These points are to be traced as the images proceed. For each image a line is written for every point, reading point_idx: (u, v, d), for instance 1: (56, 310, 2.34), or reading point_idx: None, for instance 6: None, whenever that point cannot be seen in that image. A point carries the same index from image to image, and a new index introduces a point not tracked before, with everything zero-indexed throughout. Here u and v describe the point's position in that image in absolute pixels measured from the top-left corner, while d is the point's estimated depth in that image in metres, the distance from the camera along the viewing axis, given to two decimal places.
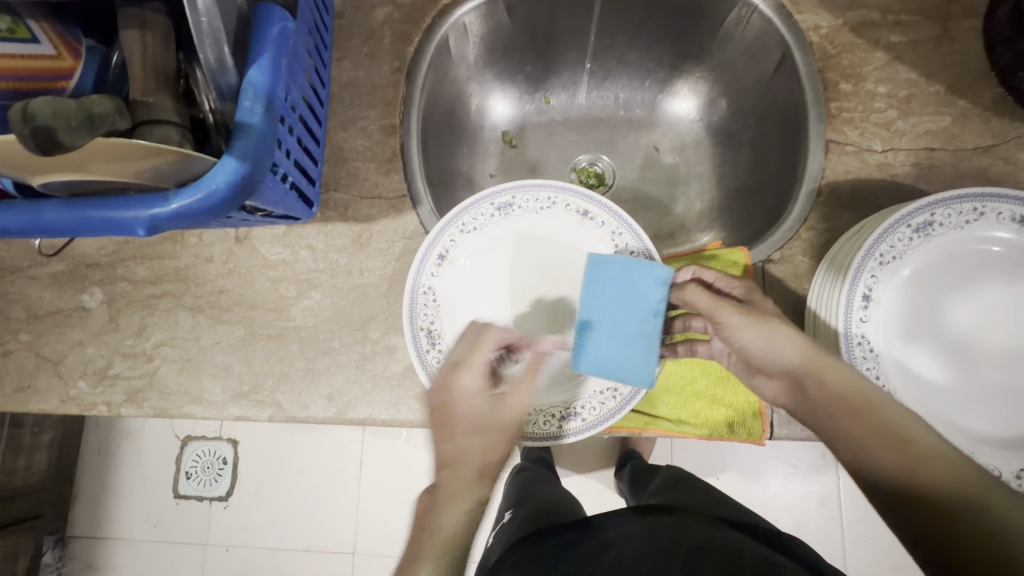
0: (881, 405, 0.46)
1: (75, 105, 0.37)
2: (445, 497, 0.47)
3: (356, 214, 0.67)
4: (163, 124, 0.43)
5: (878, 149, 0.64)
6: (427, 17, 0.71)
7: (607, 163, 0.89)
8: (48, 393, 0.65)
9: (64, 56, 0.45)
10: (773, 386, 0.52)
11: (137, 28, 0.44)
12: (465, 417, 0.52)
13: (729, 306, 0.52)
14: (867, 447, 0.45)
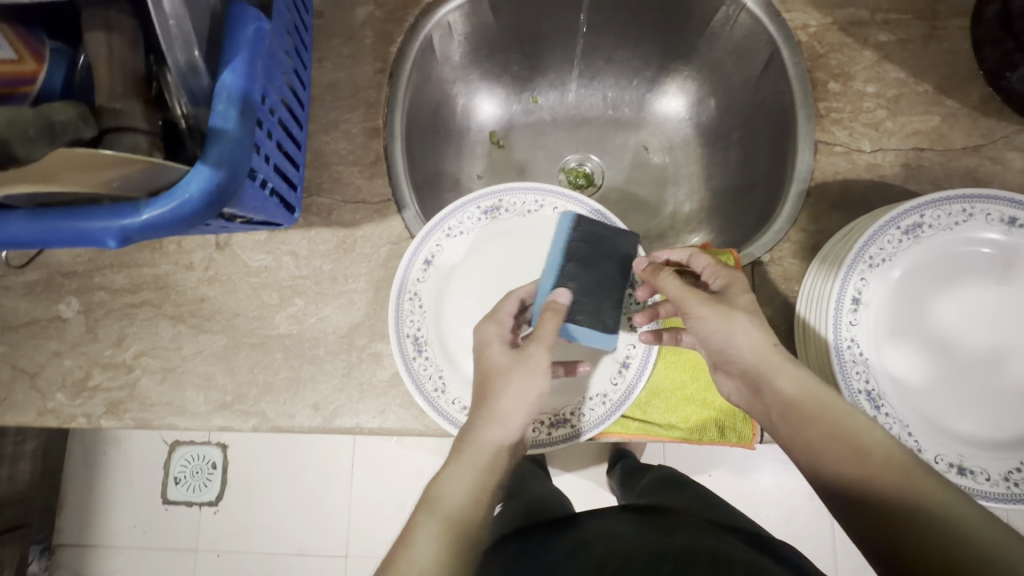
0: (837, 412, 0.47)
1: (32, 113, 0.37)
2: (454, 460, 0.49)
3: (340, 219, 0.66)
4: (130, 131, 0.42)
5: (867, 149, 0.64)
6: (411, 17, 0.70)
7: (596, 163, 0.88)
8: (24, 406, 0.63)
9: (26, 60, 0.43)
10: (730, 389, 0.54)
11: (102, 30, 0.43)
12: (495, 377, 0.53)
13: (698, 297, 0.53)
14: (816, 452, 0.47)
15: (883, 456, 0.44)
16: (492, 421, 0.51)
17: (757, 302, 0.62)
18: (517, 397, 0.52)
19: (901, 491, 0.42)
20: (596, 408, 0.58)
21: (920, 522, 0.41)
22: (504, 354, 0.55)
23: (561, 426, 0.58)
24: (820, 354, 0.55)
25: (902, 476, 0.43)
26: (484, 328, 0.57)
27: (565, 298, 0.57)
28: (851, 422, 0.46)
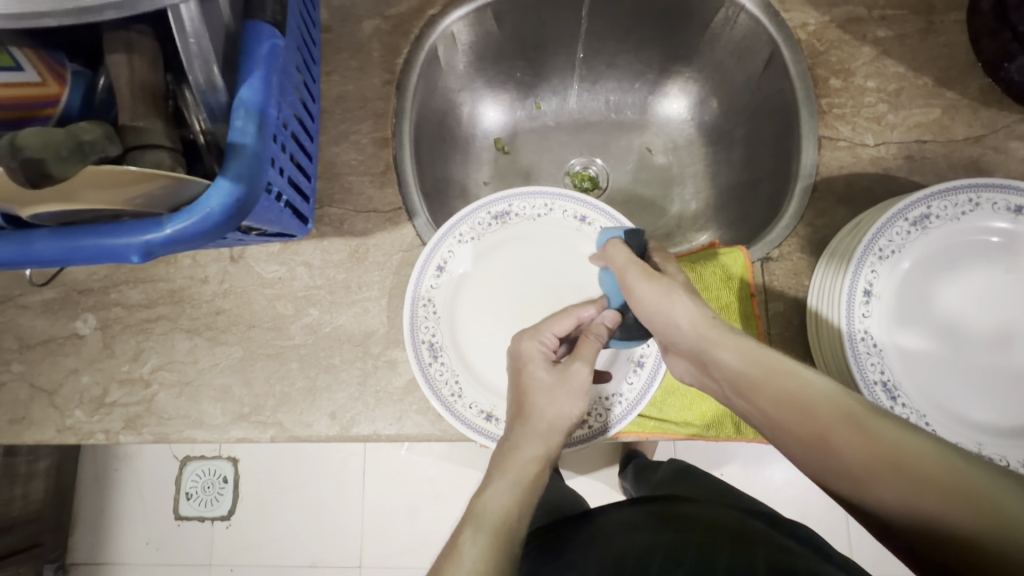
0: (779, 373, 0.45)
1: (62, 134, 0.37)
2: (497, 476, 0.51)
3: (352, 228, 0.66)
4: (153, 148, 0.43)
5: (870, 143, 0.64)
6: (415, 28, 0.71)
7: (601, 166, 0.89)
8: (44, 423, 0.64)
9: (49, 83, 0.44)
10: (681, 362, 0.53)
11: (123, 51, 0.43)
12: (541, 393, 0.55)
13: (637, 272, 0.54)
14: (774, 420, 0.44)
15: (837, 410, 0.41)
16: (534, 431, 0.53)
17: (768, 297, 0.63)
18: (558, 416, 0.54)
19: (862, 447, 0.39)
20: (612, 408, 0.58)
21: (888, 475, 0.38)
22: (546, 371, 0.56)
23: (577, 427, 0.58)
24: (834, 347, 0.55)
25: (859, 428, 0.40)
26: (527, 344, 0.59)
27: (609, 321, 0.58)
28: (795, 382, 0.44)
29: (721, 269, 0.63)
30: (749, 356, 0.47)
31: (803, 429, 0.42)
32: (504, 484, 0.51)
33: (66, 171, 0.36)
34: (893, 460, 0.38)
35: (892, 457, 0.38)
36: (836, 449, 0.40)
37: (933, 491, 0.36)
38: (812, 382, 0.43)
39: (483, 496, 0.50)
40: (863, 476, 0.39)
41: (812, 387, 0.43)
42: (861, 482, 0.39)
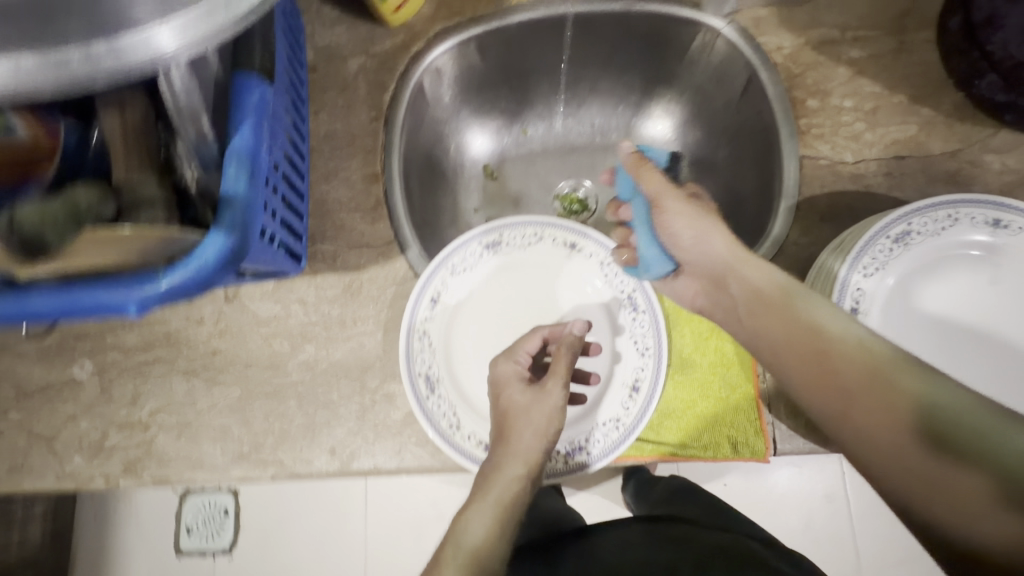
0: (796, 304, 0.50)
1: (58, 204, 0.41)
2: (479, 497, 0.55)
3: (345, 263, 0.67)
4: (146, 204, 0.44)
5: (850, 160, 0.66)
6: (401, 64, 0.73)
7: (589, 188, 0.90)
8: (43, 470, 0.64)
9: (41, 139, 0.45)
10: (693, 288, 0.59)
11: (117, 109, 0.45)
12: (517, 415, 0.57)
13: (673, 196, 0.60)
14: (784, 342, 0.49)
15: (842, 340, 0.46)
16: (512, 454, 0.55)
17: None
18: (533, 436, 0.56)
19: (860, 370, 0.44)
20: (609, 433, 0.59)
21: (877, 402, 0.42)
22: (522, 394, 0.59)
23: (576, 454, 0.59)
24: None
25: (860, 358, 0.44)
26: (502, 367, 0.61)
27: (579, 330, 0.61)
28: (805, 314, 0.49)
29: None
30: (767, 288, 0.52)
31: (803, 356, 0.47)
32: (487, 503, 0.55)
33: (55, 242, 0.39)
34: (885, 385, 0.42)
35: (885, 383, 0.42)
36: (834, 376, 0.45)
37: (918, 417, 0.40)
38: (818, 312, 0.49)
39: (465, 517, 0.54)
40: (852, 401, 0.43)
41: (823, 319, 0.48)
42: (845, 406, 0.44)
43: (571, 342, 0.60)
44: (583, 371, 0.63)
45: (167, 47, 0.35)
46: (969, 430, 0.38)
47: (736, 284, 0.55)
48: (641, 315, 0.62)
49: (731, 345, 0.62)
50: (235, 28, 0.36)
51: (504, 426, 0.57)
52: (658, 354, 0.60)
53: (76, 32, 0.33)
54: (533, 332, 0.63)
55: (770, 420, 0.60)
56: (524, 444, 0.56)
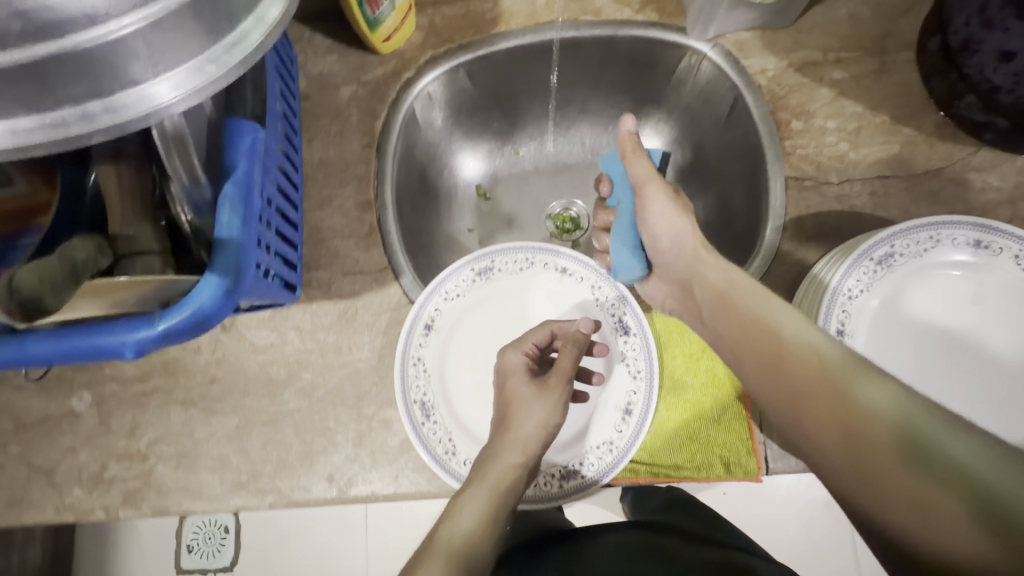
0: (748, 303, 0.50)
1: (55, 262, 0.40)
2: (476, 483, 0.55)
3: (340, 291, 0.68)
4: (144, 254, 0.46)
5: (835, 181, 0.67)
6: (392, 92, 0.74)
7: (581, 207, 0.91)
8: (43, 503, 0.64)
9: (40, 191, 0.46)
10: (662, 291, 0.62)
11: (112, 162, 0.47)
12: (519, 404, 0.60)
13: (658, 184, 0.62)
14: (738, 341, 0.49)
15: (804, 344, 0.45)
16: (512, 444, 0.57)
17: None
18: (533, 425, 0.58)
19: (810, 370, 0.43)
20: (603, 456, 0.60)
21: (829, 410, 0.41)
22: (526, 385, 0.61)
23: (571, 478, 0.59)
24: None
25: (817, 363, 0.43)
26: (509, 356, 0.63)
27: (586, 328, 0.62)
28: (768, 316, 0.48)
29: None
30: (732, 288, 0.52)
31: (762, 360, 0.47)
32: (484, 488, 0.55)
33: (61, 304, 0.39)
34: (838, 392, 0.41)
35: (839, 390, 0.41)
36: (790, 381, 0.44)
37: (871, 427, 0.38)
38: (784, 316, 0.48)
39: (459, 500, 0.54)
40: (807, 408, 0.42)
41: (786, 322, 0.47)
42: (800, 412, 0.43)
43: (576, 338, 0.62)
44: (588, 369, 0.64)
45: (162, 100, 0.36)
46: (920, 442, 0.36)
47: (700, 286, 0.55)
48: (632, 339, 0.63)
49: (722, 365, 0.63)
50: (224, 77, 0.37)
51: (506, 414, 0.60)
52: (650, 378, 0.61)
53: (72, 93, 0.33)
54: (544, 327, 0.64)
55: (762, 440, 0.60)
56: (526, 433, 0.58)
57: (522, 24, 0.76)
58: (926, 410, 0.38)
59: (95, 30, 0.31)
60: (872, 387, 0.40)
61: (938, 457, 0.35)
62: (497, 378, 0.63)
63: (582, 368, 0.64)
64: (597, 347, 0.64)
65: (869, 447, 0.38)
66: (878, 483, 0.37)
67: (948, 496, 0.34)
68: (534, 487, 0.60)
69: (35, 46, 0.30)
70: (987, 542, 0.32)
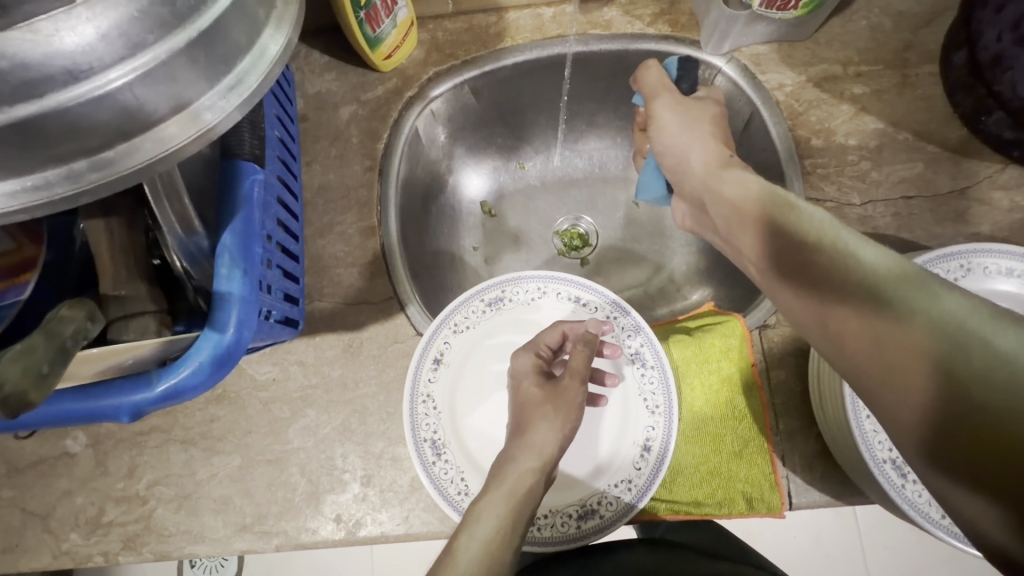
0: (787, 216, 0.48)
1: (43, 342, 0.30)
2: (495, 487, 0.53)
3: (344, 322, 0.65)
4: (138, 315, 0.42)
5: (857, 202, 0.65)
6: (394, 112, 0.71)
7: (589, 223, 0.88)
8: (38, 550, 0.61)
9: (25, 245, 0.43)
10: (682, 209, 0.65)
11: (100, 216, 0.43)
12: (534, 409, 0.58)
13: (666, 99, 0.64)
14: (767, 258, 0.49)
15: (856, 263, 0.42)
16: (527, 453, 0.55)
17: (769, 366, 0.62)
18: (548, 429, 0.57)
19: (853, 278, 0.41)
20: (621, 495, 0.57)
21: (841, 317, 0.41)
22: (538, 388, 0.60)
23: (590, 518, 0.57)
24: (834, 422, 0.54)
25: (866, 278, 0.41)
26: (520, 358, 0.62)
27: (594, 328, 0.62)
28: (818, 230, 0.45)
29: (720, 338, 0.62)
30: (749, 203, 0.52)
31: (796, 278, 0.45)
32: (501, 495, 0.52)
33: (46, 398, 0.30)
34: (901, 309, 0.39)
35: (880, 299, 0.40)
36: (847, 298, 0.41)
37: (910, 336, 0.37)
38: (823, 228, 0.45)
39: (477, 507, 0.52)
40: (834, 321, 0.42)
41: (841, 235, 0.44)
42: (844, 331, 0.41)
43: (588, 338, 0.60)
44: (601, 371, 0.63)
45: (155, 153, 0.33)
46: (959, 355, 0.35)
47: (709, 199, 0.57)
48: (649, 371, 0.61)
49: (741, 396, 0.61)
50: (221, 124, 0.35)
51: (521, 419, 0.59)
52: (669, 412, 0.59)
53: (56, 154, 0.30)
54: (555, 329, 0.62)
55: (784, 474, 0.58)
56: (540, 438, 0.56)
57: (528, 38, 0.73)
58: (974, 312, 0.37)
59: (79, 87, 0.28)
60: (950, 297, 0.38)
61: (979, 368, 0.35)
62: (511, 380, 0.62)
63: (594, 370, 0.63)
64: (607, 348, 0.62)
65: (906, 356, 0.37)
66: (928, 390, 0.36)
67: (978, 405, 0.34)
68: (550, 527, 0.57)
69: (14, 108, 0.28)
70: (954, 421, 0.35)
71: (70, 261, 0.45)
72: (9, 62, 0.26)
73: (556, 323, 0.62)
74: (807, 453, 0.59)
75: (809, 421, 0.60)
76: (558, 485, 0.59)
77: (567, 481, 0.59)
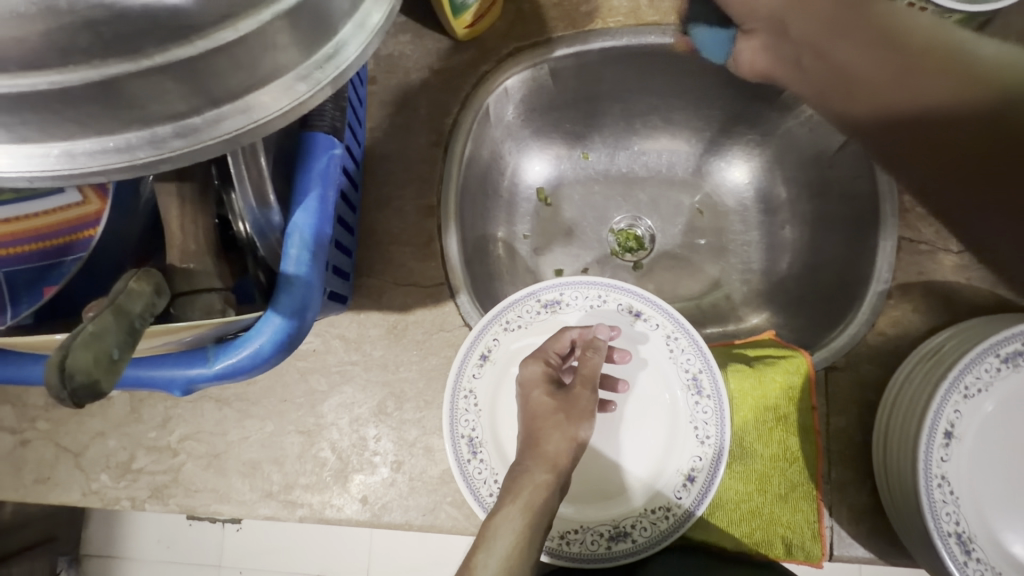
0: (902, 27, 0.42)
1: (115, 318, 0.28)
2: (509, 502, 0.51)
3: (391, 302, 0.63)
4: (205, 291, 0.40)
5: (954, 249, 0.60)
6: (466, 85, 0.67)
7: (648, 226, 0.83)
8: (69, 486, 0.62)
9: (90, 200, 0.43)
10: (755, 47, 0.55)
11: (172, 179, 0.41)
12: (545, 418, 0.56)
13: None
14: (874, 78, 0.42)
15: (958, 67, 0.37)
16: (541, 462, 0.53)
17: (829, 412, 0.58)
18: (561, 438, 0.55)
19: (943, 78, 0.38)
20: (658, 522, 0.55)
21: (889, 93, 0.41)
22: (549, 397, 0.56)
23: (620, 540, 0.55)
24: (900, 483, 0.51)
25: (947, 51, 0.38)
26: (530, 366, 0.59)
27: (604, 334, 0.59)
28: (931, 38, 0.40)
29: (782, 374, 0.59)
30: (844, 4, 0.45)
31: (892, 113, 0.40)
32: (517, 506, 0.50)
33: (115, 385, 0.27)
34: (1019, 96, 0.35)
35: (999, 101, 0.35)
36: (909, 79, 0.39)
37: (954, 94, 0.37)
38: (936, 30, 0.40)
39: (494, 521, 0.50)
40: (886, 100, 0.41)
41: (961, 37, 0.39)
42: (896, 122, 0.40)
43: (596, 344, 0.59)
44: (612, 378, 0.61)
45: (242, 125, 0.30)
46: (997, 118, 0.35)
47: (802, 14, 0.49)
48: (704, 400, 0.58)
49: (796, 438, 0.58)
50: (315, 98, 0.31)
51: (535, 432, 0.55)
52: (719, 445, 0.56)
53: (143, 115, 0.28)
54: (563, 335, 0.60)
55: (830, 524, 0.56)
56: (557, 445, 0.54)
57: (621, 22, 0.67)
58: None
59: (178, 48, 0.25)
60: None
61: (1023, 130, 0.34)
62: (519, 388, 0.59)
63: (606, 377, 0.61)
64: (618, 353, 0.61)
65: (952, 117, 0.36)
66: (971, 140, 0.36)
67: None
68: (579, 543, 0.55)
69: (105, 65, 0.25)
70: None
71: (132, 224, 0.46)
72: (109, 11, 0.23)
73: (566, 327, 0.60)
74: (856, 507, 0.56)
75: (865, 474, 0.57)
76: (591, 502, 0.58)
77: (595, 497, 0.58)
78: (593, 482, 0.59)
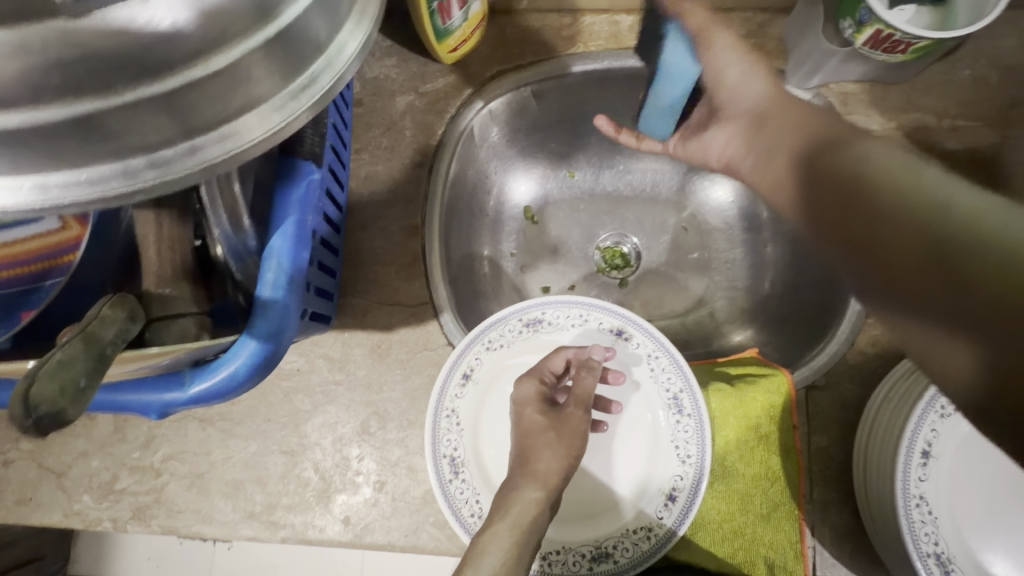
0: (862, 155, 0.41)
1: (85, 349, 0.29)
2: (497, 519, 0.51)
3: (375, 321, 0.63)
4: (180, 316, 0.40)
5: None
6: (451, 107, 0.68)
7: (634, 244, 0.84)
8: (51, 507, 0.61)
9: (71, 225, 0.46)
10: (726, 136, 0.53)
11: (151, 208, 0.42)
12: (537, 437, 0.57)
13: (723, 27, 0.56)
14: (827, 199, 0.41)
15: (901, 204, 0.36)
16: (530, 481, 0.54)
17: (810, 430, 0.58)
18: (553, 457, 0.56)
19: (891, 213, 0.37)
20: (640, 543, 0.55)
21: (847, 214, 0.39)
22: (541, 415, 0.58)
23: (602, 561, 0.55)
24: (881, 503, 0.51)
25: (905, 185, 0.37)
26: (525, 385, 0.60)
27: (599, 355, 0.60)
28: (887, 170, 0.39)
29: (763, 393, 0.59)
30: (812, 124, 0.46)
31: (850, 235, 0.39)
32: (505, 525, 0.50)
33: (84, 411, 0.28)
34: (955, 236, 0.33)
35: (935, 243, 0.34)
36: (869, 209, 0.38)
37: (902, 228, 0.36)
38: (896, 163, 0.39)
39: (482, 539, 0.49)
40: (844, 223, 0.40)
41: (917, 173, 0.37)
42: (830, 214, 0.41)
43: (590, 365, 0.59)
44: (603, 397, 0.62)
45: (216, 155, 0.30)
46: (935, 217, 0.34)
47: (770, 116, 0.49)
48: (685, 419, 0.58)
49: (777, 457, 0.58)
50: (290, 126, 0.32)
51: (527, 452, 0.56)
52: (700, 464, 0.56)
53: (116, 148, 0.29)
54: (559, 356, 0.60)
55: (812, 545, 0.55)
56: (549, 461, 0.56)
57: (601, 45, 0.70)
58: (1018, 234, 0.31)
59: (149, 86, 0.26)
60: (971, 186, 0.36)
61: (959, 227, 0.33)
62: (513, 406, 0.60)
63: (596, 397, 0.62)
64: (611, 373, 0.61)
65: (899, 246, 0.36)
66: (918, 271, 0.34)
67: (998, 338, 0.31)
68: (561, 564, 0.55)
69: (77, 101, 0.26)
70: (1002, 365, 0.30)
71: (111, 249, 0.48)
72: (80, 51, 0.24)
73: (560, 348, 0.60)
74: (839, 527, 0.56)
75: (847, 493, 0.56)
76: (575, 521, 0.58)
77: (578, 517, 0.58)
78: (579, 502, 0.59)
